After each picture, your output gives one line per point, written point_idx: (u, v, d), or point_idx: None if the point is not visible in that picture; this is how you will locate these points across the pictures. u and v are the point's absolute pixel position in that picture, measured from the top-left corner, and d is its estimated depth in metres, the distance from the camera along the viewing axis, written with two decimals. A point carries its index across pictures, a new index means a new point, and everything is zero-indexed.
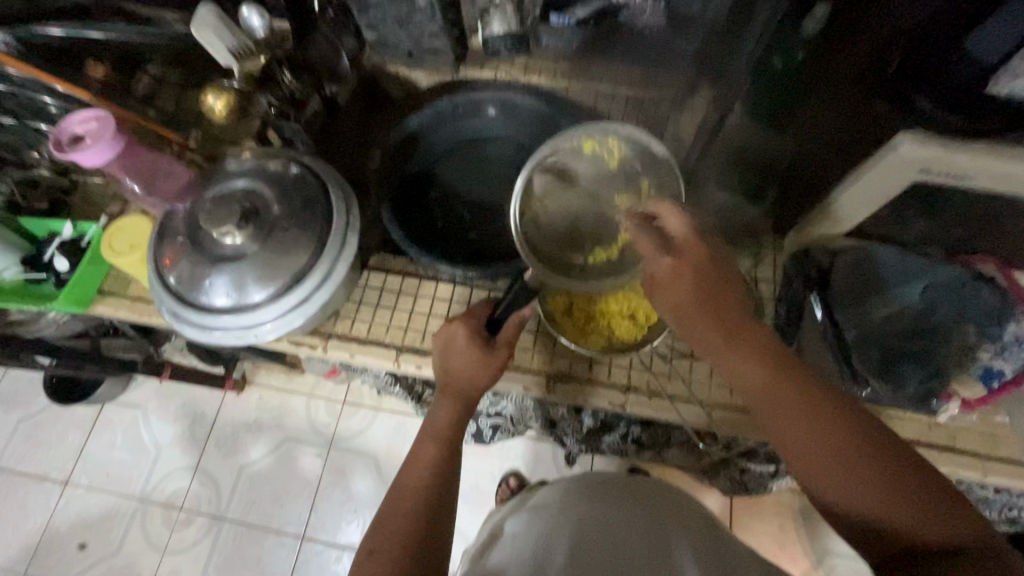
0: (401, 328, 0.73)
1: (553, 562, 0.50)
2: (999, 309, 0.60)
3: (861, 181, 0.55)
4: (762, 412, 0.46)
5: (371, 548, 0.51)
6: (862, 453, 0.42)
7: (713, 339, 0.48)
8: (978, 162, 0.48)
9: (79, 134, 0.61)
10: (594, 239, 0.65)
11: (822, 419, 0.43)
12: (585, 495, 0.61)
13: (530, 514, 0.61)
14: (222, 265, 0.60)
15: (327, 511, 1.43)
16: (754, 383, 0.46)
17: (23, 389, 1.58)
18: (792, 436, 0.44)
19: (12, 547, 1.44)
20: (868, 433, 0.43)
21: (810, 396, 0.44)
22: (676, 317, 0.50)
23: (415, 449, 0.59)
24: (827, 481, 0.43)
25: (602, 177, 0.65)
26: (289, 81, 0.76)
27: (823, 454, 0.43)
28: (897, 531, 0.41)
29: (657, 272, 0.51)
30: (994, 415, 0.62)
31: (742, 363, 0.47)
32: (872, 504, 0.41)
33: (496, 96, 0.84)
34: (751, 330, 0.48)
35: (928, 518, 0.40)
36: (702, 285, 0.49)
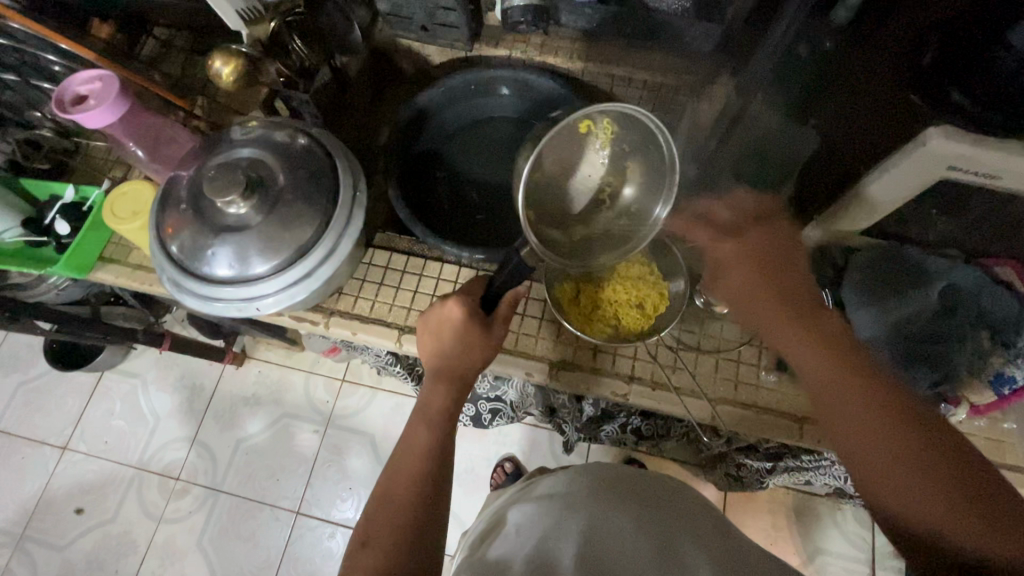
0: (404, 308, 0.72)
1: (561, 563, 0.49)
2: (1018, 317, 0.58)
3: (887, 175, 0.53)
4: (817, 399, 0.48)
5: (365, 539, 0.51)
6: (917, 446, 0.43)
7: (779, 324, 0.52)
8: (1011, 163, 0.45)
9: (82, 94, 0.59)
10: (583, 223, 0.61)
11: (882, 412, 0.45)
12: (593, 484, 0.59)
13: (537, 505, 0.59)
14: (224, 235, 0.59)
15: (322, 488, 1.43)
16: (813, 370, 0.49)
17: (23, 353, 1.58)
18: (847, 424, 0.46)
19: (9, 508, 1.46)
20: (929, 428, 0.44)
21: (871, 388, 0.46)
22: (739, 304, 0.55)
23: (408, 431, 0.58)
24: (873, 473, 0.44)
25: (591, 153, 0.59)
26: (298, 49, 0.72)
27: (873, 446, 0.44)
28: (940, 535, 0.41)
29: (722, 255, 0.56)
30: (1003, 422, 0.62)
31: (802, 349, 0.50)
32: (919, 502, 0.42)
33: (510, 76, 0.82)
34: (823, 319, 0.51)
35: (978, 521, 0.40)
36: (767, 274, 0.54)
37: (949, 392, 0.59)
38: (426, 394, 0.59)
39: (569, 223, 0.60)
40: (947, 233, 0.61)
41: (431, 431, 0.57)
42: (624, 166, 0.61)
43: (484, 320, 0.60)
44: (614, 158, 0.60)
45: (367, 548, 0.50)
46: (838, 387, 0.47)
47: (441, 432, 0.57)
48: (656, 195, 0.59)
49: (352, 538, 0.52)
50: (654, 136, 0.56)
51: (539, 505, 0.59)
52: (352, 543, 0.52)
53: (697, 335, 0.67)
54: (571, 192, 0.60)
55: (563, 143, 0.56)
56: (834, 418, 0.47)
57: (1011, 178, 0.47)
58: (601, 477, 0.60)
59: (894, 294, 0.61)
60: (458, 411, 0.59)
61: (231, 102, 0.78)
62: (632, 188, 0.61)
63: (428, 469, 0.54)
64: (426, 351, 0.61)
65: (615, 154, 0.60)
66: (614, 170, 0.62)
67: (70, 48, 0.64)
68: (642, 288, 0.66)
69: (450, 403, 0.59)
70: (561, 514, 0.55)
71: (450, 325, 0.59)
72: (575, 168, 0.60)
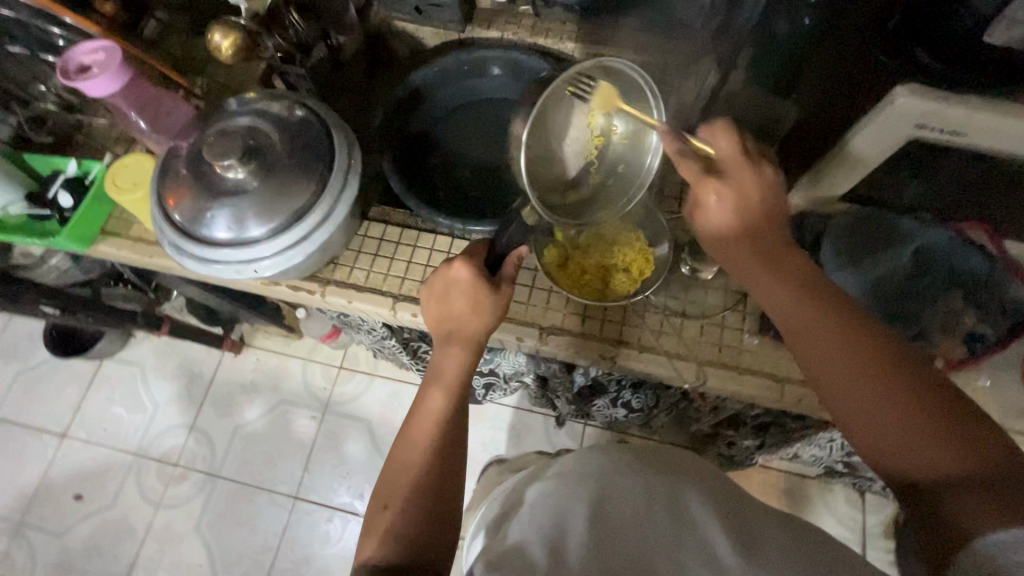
0: (398, 277, 0.74)
1: (571, 537, 0.48)
2: (987, 277, 0.62)
3: (861, 134, 0.55)
4: (794, 338, 0.50)
5: (385, 502, 0.55)
6: (899, 386, 0.45)
7: (751, 263, 0.53)
8: (979, 117, 0.48)
9: (85, 64, 0.61)
10: (569, 183, 0.64)
11: (864, 356, 0.46)
12: (614, 463, 0.58)
13: (549, 484, 0.57)
14: (222, 199, 0.61)
15: (320, 473, 1.44)
16: (791, 319, 0.50)
17: (23, 342, 1.60)
18: (823, 359, 0.48)
19: (9, 495, 1.47)
20: (909, 368, 0.45)
21: (840, 322, 0.48)
22: (719, 249, 0.55)
23: (421, 395, 0.61)
24: (854, 404, 0.46)
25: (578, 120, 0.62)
26: (294, 21, 0.74)
27: (849, 379, 0.46)
28: (919, 458, 0.43)
29: (704, 197, 0.54)
30: (978, 381, 0.64)
31: (775, 291, 0.51)
32: (904, 440, 0.43)
33: (501, 55, 0.85)
34: (789, 257, 0.52)
35: (946, 444, 0.42)
36: (743, 212, 0.53)
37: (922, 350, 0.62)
38: (439, 359, 0.62)
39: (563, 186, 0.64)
40: (920, 198, 0.63)
41: (445, 392, 0.60)
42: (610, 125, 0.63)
43: (492, 280, 0.61)
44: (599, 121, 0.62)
45: (389, 509, 0.54)
46: (820, 334, 0.48)
47: (454, 398, 0.59)
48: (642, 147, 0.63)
49: (373, 502, 0.56)
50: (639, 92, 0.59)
51: (555, 480, 0.58)
52: (373, 505, 0.56)
53: (682, 300, 0.69)
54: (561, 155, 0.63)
55: (552, 109, 0.59)
56: (818, 365, 0.48)
57: (976, 135, 0.49)
58: (614, 454, 0.59)
59: (869, 254, 0.64)
60: (468, 373, 0.61)
61: (229, 80, 0.81)
62: (620, 143, 0.64)
63: (439, 433, 0.58)
64: (433, 314, 0.63)
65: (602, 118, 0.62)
66: (600, 133, 0.64)
67: (74, 21, 0.66)
68: (630, 253, 0.69)
69: (463, 366, 0.61)
70: (580, 488, 0.54)
71: (459, 286, 0.61)
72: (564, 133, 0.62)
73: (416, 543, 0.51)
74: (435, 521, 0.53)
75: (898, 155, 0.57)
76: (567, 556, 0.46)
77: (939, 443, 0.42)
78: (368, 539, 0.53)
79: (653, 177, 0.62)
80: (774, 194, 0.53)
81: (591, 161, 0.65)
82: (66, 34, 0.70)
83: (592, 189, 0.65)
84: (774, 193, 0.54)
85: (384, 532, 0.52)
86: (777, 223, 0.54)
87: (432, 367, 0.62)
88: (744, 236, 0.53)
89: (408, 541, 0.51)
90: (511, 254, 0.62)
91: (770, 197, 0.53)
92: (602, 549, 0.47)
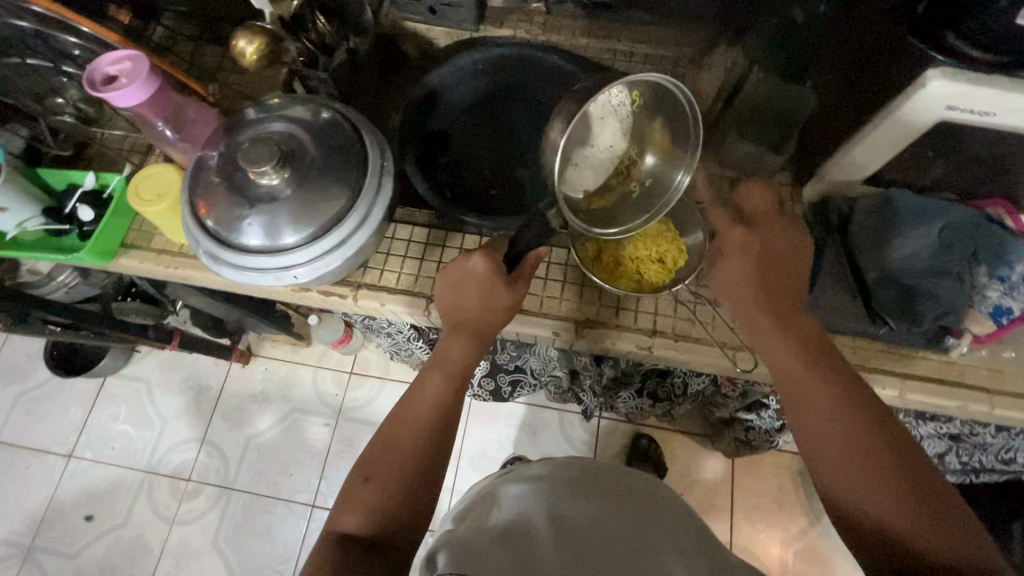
0: (429, 278, 0.74)
1: (537, 532, 0.54)
2: (1008, 250, 0.64)
3: (890, 122, 0.56)
4: (788, 390, 0.53)
5: (366, 475, 0.57)
6: (882, 450, 0.47)
7: (757, 314, 0.57)
8: (1003, 100, 0.50)
9: (112, 75, 0.60)
10: (607, 189, 0.67)
11: (853, 419, 0.49)
12: (581, 484, 0.63)
13: (525, 489, 0.63)
14: (259, 206, 0.61)
15: (336, 479, 1.43)
16: (786, 371, 0.53)
17: (22, 363, 1.56)
18: (813, 415, 0.50)
19: (16, 519, 1.43)
20: (894, 435, 0.48)
21: (839, 384, 0.51)
22: (730, 297, 0.59)
23: (422, 376, 0.62)
24: (835, 464, 0.48)
25: (616, 126, 0.64)
26: (321, 26, 0.74)
27: (837, 441, 0.49)
28: (892, 526, 0.45)
29: (727, 241, 0.60)
30: (1002, 351, 0.66)
31: (777, 343, 0.55)
32: (878, 503, 0.46)
33: (516, 53, 0.85)
34: (798, 318, 0.56)
35: (920, 520, 0.44)
36: (759, 263, 0.58)
37: (952, 325, 0.64)
38: (445, 345, 0.63)
39: (592, 192, 0.65)
40: (941, 177, 0.65)
41: (448, 376, 0.61)
42: (647, 136, 0.66)
43: (508, 276, 0.62)
44: (635, 132, 0.66)
45: (370, 482, 0.56)
46: (812, 389, 0.51)
47: (454, 387, 0.61)
48: (675, 161, 0.66)
49: (353, 473, 0.58)
50: (679, 108, 0.62)
51: (530, 487, 0.63)
52: (354, 474, 0.57)
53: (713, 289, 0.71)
54: (593, 160, 0.64)
55: (595, 111, 0.60)
56: (807, 419, 0.51)
57: (1002, 114, 0.51)
58: (589, 477, 0.65)
59: (894, 234, 0.65)
60: (472, 363, 0.63)
61: (245, 87, 0.80)
62: (652, 159, 0.67)
63: (435, 418, 0.59)
64: (444, 305, 0.64)
65: (637, 127, 0.66)
66: (632, 143, 0.67)
67: (91, 30, 0.65)
68: (662, 244, 0.69)
69: (469, 355, 0.62)
70: (550, 498, 0.60)
71: (473, 279, 0.62)
72: (599, 138, 0.64)
73: (390, 518, 0.54)
74: (413, 502, 0.56)
75: (921, 141, 0.59)
76: (529, 543, 0.52)
77: (911, 512, 0.45)
78: (347, 509, 0.55)
79: (682, 192, 0.65)
80: (794, 257, 0.59)
81: (621, 170, 0.67)
82: (83, 44, 0.69)
83: (622, 198, 0.67)
84: (790, 256, 0.59)
85: (364, 505, 0.55)
86: (791, 281, 0.58)
87: (438, 352, 0.63)
88: (756, 290, 0.57)
89: (382, 517, 0.54)
90: (531, 254, 0.63)
91: (792, 253, 0.59)
92: (568, 548, 0.51)
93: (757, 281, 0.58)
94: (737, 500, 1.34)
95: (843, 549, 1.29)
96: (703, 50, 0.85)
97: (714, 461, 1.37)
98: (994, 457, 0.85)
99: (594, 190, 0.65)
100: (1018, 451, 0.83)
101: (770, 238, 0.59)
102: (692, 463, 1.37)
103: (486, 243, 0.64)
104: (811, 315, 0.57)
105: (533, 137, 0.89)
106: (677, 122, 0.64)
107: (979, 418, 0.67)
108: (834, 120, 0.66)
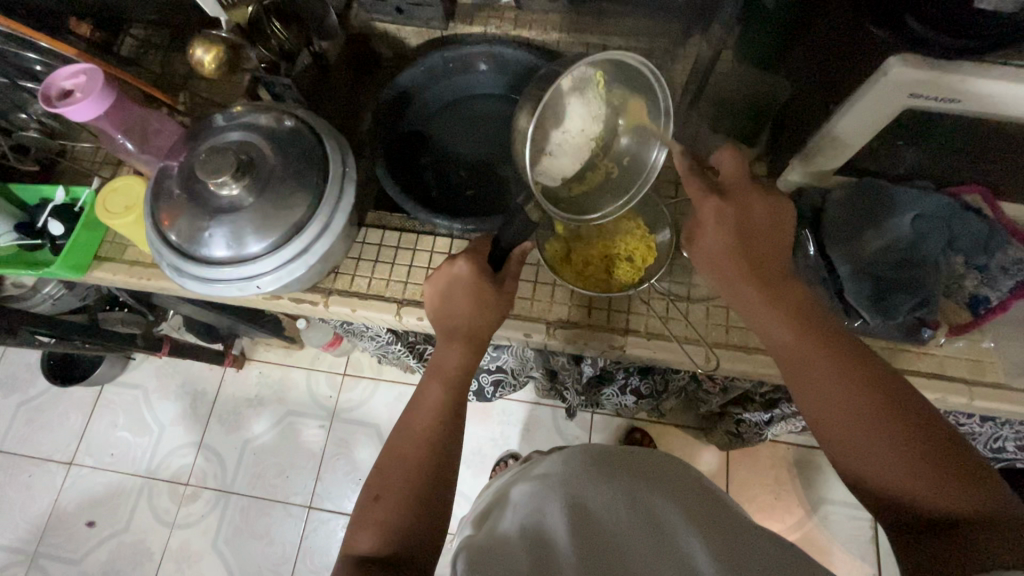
0: (401, 282, 0.74)
1: (554, 525, 0.54)
2: (987, 238, 0.63)
3: (852, 110, 0.55)
4: (786, 361, 0.52)
5: (376, 495, 0.56)
6: (890, 416, 0.46)
7: (745, 283, 0.54)
8: (970, 84, 0.48)
9: (68, 89, 0.60)
10: (582, 171, 0.65)
11: (850, 380, 0.48)
12: (589, 464, 0.64)
13: (535, 483, 0.64)
14: (219, 217, 0.60)
15: (333, 481, 1.44)
16: (782, 345, 0.52)
17: (22, 373, 1.58)
18: (814, 386, 0.49)
19: (20, 527, 1.45)
20: (899, 397, 0.47)
21: (833, 349, 0.50)
22: (715, 271, 0.56)
23: (421, 390, 0.62)
24: (842, 433, 0.47)
25: (586, 109, 0.62)
26: (277, 31, 0.75)
27: (840, 409, 0.48)
28: (906, 489, 0.45)
29: (701, 205, 0.56)
30: (981, 342, 0.65)
31: (768, 313, 0.53)
32: (894, 469, 0.45)
33: (488, 51, 0.83)
34: (784, 281, 0.54)
35: (936, 480, 0.44)
36: (742, 225, 0.54)
37: (928, 316, 0.62)
38: (439, 355, 0.62)
39: (572, 178, 0.64)
40: (916, 165, 0.63)
41: (445, 388, 0.61)
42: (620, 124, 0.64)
43: (496, 279, 0.61)
44: (608, 113, 0.64)
45: (380, 501, 0.55)
46: (812, 365, 0.49)
47: (452, 395, 0.60)
48: (649, 139, 0.63)
49: (362, 494, 0.57)
50: (648, 86, 0.59)
51: (537, 482, 0.64)
52: (363, 497, 0.57)
53: (686, 285, 0.70)
54: (571, 149, 0.63)
55: (563, 95, 0.58)
56: (807, 391, 0.50)
57: (968, 101, 0.50)
58: (598, 460, 0.65)
59: (868, 225, 0.64)
60: (466, 374, 0.62)
61: (213, 94, 0.80)
62: (627, 139, 0.65)
63: (436, 429, 0.59)
64: (435, 315, 0.63)
65: (609, 112, 0.63)
66: (605, 128, 0.64)
67: (49, 45, 0.64)
68: (632, 242, 0.69)
69: (456, 366, 0.62)
70: (554, 489, 0.60)
71: (459, 286, 0.61)
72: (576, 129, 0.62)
73: (405, 535, 0.53)
74: (424, 514, 0.55)
75: (888, 130, 0.58)
76: (550, 544, 0.52)
77: (925, 473, 0.44)
78: (358, 531, 0.54)
79: (659, 170, 0.63)
80: (776, 219, 0.55)
81: (597, 151, 0.65)
82: (45, 58, 0.69)
83: (602, 181, 0.65)
84: (772, 219, 0.55)
85: (375, 523, 0.54)
86: (773, 243, 0.55)
87: (431, 364, 0.63)
88: (741, 262, 0.54)
89: (396, 535, 0.53)
90: (517, 252, 0.62)
91: (782, 219, 0.55)
92: (588, 543, 0.52)
93: (741, 245, 0.54)
94: (734, 492, 1.33)
95: (841, 539, 1.27)
96: (676, 40, 0.83)
97: (709, 453, 1.36)
98: (984, 447, 0.84)
99: (572, 175, 0.64)
100: (1007, 440, 0.81)
101: (750, 207, 0.55)
102: (687, 456, 1.36)
103: (468, 248, 0.64)
104: (795, 275, 0.54)
105: (508, 135, 0.88)
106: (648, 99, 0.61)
107: (961, 409, 0.66)
108: (798, 110, 0.65)
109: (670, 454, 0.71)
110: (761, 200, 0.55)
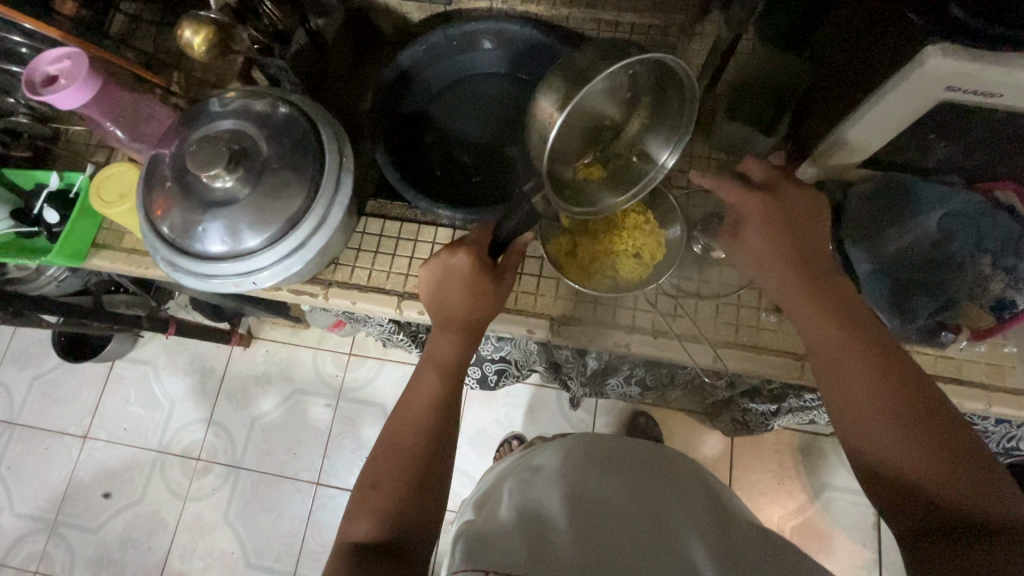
0: (401, 275, 0.72)
1: (553, 514, 0.53)
2: (1016, 240, 0.60)
3: (879, 105, 0.51)
4: (821, 355, 0.50)
5: (374, 483, 0.55)
6: (923, 421, 0.45)
7: (792, 282, 0.53)
8: (1010, 78, 0.44)
9: (52, 75, 0.59)
10: (592, 149, 0.62)
11: (886, 383, 0.47)
12: (589, 458, 0.64)
13: (533, 474, 0.63)
14: (213, 210, 0.59)
15: (339, 458, 1.46)
16: (822, 341, 0.50)
17: (34, 348, 1.61)
18: (849, 383, 0.48)
19: (39, 496, 1.50)
20: (933, 406, 0.46)
21: (874, 350, 0.48)
22: (763, 269, 0.55)
23: (419, 377, 0.61)
24: (869, 430, 0.47)
25: (611, 91, 0.57)
26: (270, 11, 0.70)
27: (872, 407, 0.47)
28: (927, 491, 0.44)
29: None
30: (1003, 346, 0.62)
31: (812, 309, 0.51)
32: (920, 474, 0.44)
33: (493, 28, 0.79)
34: (831, 281, 0.52)
35: (959, 487, 0.43)
36: (780, 232, 0.53)
37: (949, 320, 0.60)
38: (438, 346, 0.61)
39: (579, 159, 0.62)
40: (946, 160, 0.59)
41: (446, 384, 0.60)
42: (636, 104, 0.60)
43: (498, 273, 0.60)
44: (626, 95, 0.60)
45: (378, 491, 0.55)
46: (850, 361, 0.48)
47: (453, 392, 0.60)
48: (664, 136, 0.60)
49: (360, 483, 0.57)
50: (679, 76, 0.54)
51: (534, 474, 0.63)
52: (361, 486, 0.56)
53: (695, 281, 0.68)
54: (575, 131, 0.59)
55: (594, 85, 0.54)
56: (842, 388, 0.48)
57: (1010, 95, 0.46)
58: (596, 455, 0.65)
59: (892, 224, 0.61)
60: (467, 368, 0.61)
61: (208, 74, 0.77)
62: (641, 125, 0.62)
63: (436, 425, 0.58)
64: (433, 304, 0.62)
65: (629, 91, 0.59)
66: (621, 108, 0.61)
67: (35, 27, 0.63)
68: (639, 237, 0.67)
69: (458, 360, 0.60)
70: (552, 480, 0.60)
71: (458, 276, 0.59)
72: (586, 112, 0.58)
73: (404, 526, 0.53)
74: (423, 502, 0.55)
75: (918, 124, 0.54)
76: (548, 531, 0.51)
77: (950, 478, 0.43)
78: (356, 516, 0.54)
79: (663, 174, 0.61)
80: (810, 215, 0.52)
81: (610, 134, 0.62)
82: (29, 41, 0.66)
83: (609, 165, 0.63)
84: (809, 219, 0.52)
85: (373, 513, 0.54)
86: (812, 251, 0.53)
87: (427, 353, 0.61)
88: (790, 260, 0.53)
89: (394, 519, 0.53)
90: (519, 242, 0.60)
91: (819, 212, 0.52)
92: (585, 531, 0.51)
93: (783, 246, 0.53)
94: (736, 478, 1.33)
95: (842, 525, 1.28)
96: (694, 17, 0.78)
97: (713, 438, 1.36)
98: (998, 447, 0.82)
99: (583, 156, 0.62)
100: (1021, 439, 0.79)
101: None
102: (691, 440, 1.36)
103: (470, 239, 0.62)
104: (840, 280, 0.53)
105: (513, 118, 0.84)
106: (673, 91, 0.57)
107: (976, 413, 0.64)
108: (821, 97, 0.61)
109: (668, 449, 0.70)
110: (775, 200, 0.53)
